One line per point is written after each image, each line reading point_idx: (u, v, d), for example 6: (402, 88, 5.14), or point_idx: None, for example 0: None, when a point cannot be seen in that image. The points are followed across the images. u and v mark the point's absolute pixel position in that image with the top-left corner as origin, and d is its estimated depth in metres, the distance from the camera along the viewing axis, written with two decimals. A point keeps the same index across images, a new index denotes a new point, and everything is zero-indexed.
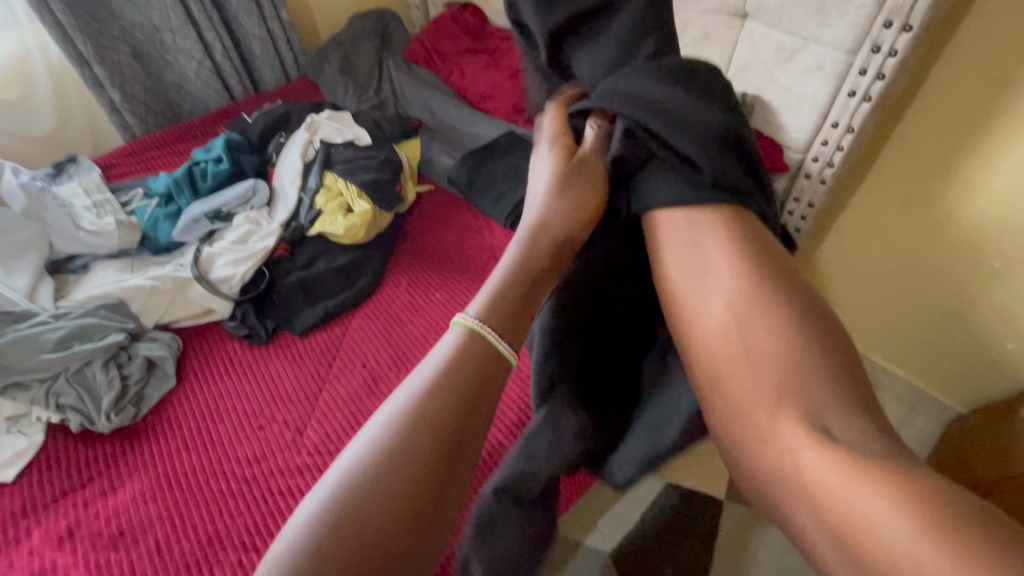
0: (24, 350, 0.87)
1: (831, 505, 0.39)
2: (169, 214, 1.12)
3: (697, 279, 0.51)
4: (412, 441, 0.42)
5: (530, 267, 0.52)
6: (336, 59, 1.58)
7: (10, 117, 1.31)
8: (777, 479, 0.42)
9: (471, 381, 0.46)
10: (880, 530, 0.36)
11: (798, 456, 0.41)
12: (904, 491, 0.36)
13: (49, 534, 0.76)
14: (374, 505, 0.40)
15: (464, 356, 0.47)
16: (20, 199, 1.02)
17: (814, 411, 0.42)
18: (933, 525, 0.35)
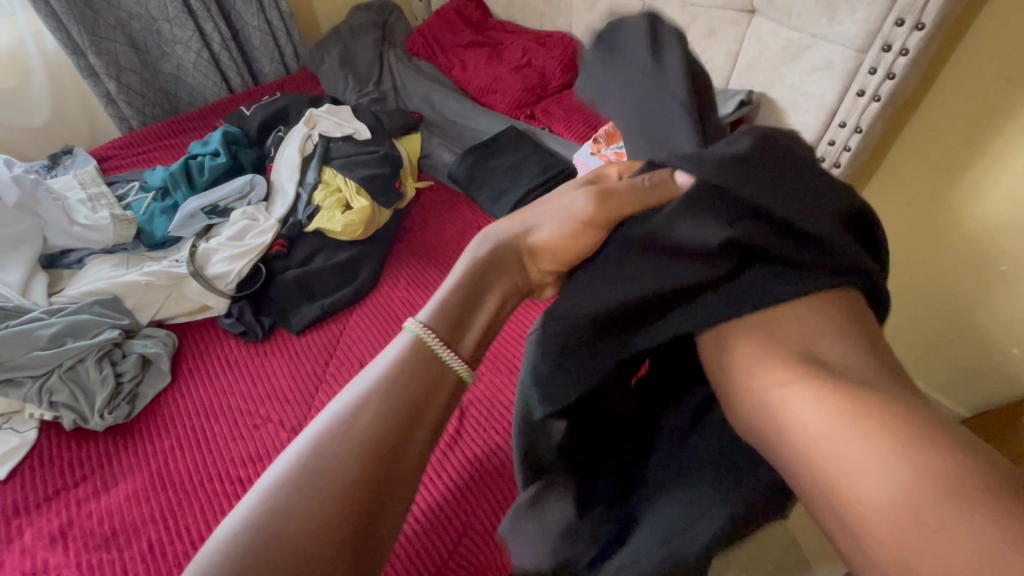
0: (15, 346, 0.86)
1: (817, 446, 0.35)
2: (166, 208, 1.10)
3: (742, 335, 0.43)
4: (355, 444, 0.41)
5: (481, 267, 0.52)
6: (336, 51, 1.56)
7: (5, 108, 1.29)
8: (762, 420, 0.39)
9: (418, 381, 0.45)
10: (865, 472, 0.32)
11: (781, 388, 0.38)
12: (899, 429, 0.32)
13: (40, 534, 0.75)
14: (312, 514, 0.38)
15: (410, 359, 0.46)
16: (14, 192, 0.99)
17: (807, 345, 0.40)
18: (935, 470, 0.30)
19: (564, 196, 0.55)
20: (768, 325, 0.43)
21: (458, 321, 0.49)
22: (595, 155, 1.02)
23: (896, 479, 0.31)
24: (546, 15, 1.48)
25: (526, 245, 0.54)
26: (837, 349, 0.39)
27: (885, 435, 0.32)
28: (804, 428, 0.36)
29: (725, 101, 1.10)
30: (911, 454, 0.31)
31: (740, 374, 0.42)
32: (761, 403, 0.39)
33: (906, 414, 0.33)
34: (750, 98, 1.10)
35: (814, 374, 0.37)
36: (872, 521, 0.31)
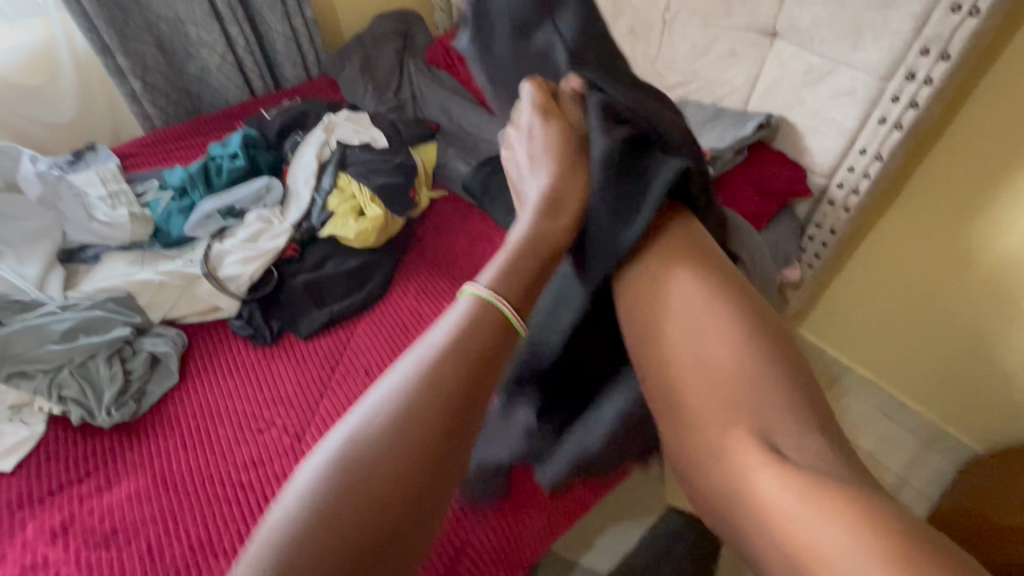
0: (30, 339, 0.87)
1: (795, 539, 0.40)
2: (183, 208, 1.12)
3: (693, 371, 0.50)
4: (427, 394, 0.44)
5: (538, 235, 0.54)
6: (357, 58, 1.59)
7: (32, 103, 1.32)
8: (741, 513, 0.44)
9: (483, 342, 0.48)
10: (840, 561, 0.38)
11: (757, 472, 0.44)
12: (864, 523, 0.38)
13: (42, 528, 0.75)
14: (388, 460, 0.41)
15: (472, 319, 0.49)
16: (37, 187, 1.01)
17: (767, 429, 0.45)
18: (911, 572, 0.35)
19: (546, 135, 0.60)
20: (722, 386, 0.48)
21: (522, 283, 0.52)
22: None
23: (866, 568, 0.37)
24: None
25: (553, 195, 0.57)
26: (793, 428, 0.45)
27: (849, 527, 0.38)
28: (783, 516, 0.42)
29: (743, 123, 1.11)
30: (875, 545, 0.37)
31: (715, 461, 0.47)
32: (739, 483, 0.45)
33: (872, 510, 0.39)
34: (768, 122, 1.10)
35: (780, 463, 0.43)
36: None
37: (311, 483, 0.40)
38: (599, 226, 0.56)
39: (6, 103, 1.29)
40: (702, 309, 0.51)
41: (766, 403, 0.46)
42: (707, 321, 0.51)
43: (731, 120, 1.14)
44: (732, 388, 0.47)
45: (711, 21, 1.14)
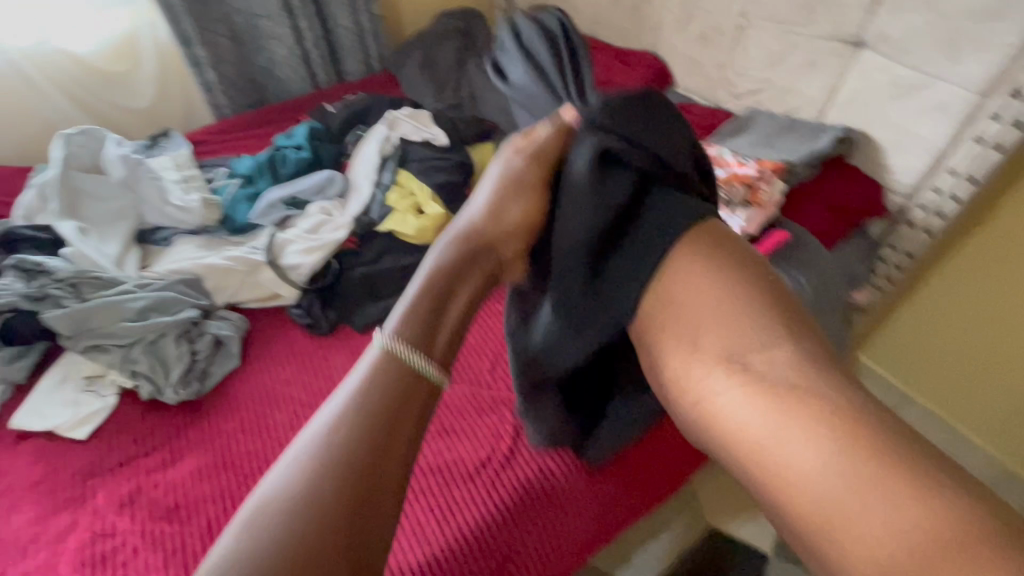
0: (108, 315, 0.91)
1: (808, 483, 0.47)
2: (249, 196, 1.16)
3: (672, 316, 0.58)
4: (337, 456, 0.48)
5: (451, 266, 0.60)
6: (418, 56, 1.61)
7: (115, 89, 1.39)
8: (759, 472, 0.50)
9: (391, 398, 0.52)
10: (797, 457, 0.48)
11: (728, 395, 0.52)
12: (821, 423, 0.48)
13: (111, 497, 0.79)
14: (310, 498, 0.46)
15: (377, 378, 0.53)
16: (121, 169, 1.07)
17: (736, 354, 0.53)
18: (862, 461, 0.46)
19: (503, 171, 0.64)
20: (691, 320, 0.57)
21: (430, 323, 0.57)
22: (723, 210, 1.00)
23: (818, 459, 0.47)
24: (632, 34, 1.48)
25: (478, 234, 0.62)
26: (761, 345, 0.52)
27: (808, 430, 0.48)
28: (792, 466, 0.48)
29: (819, 135, 1.07)
30: (829, 442, 0.47)
31: (719, 419, 0.53)
32: (710, 407, 0.53)
33: (866, 439, 0.46)
34: (847, 135, 1.06)
35: (745, 380, 0.51)
36: (804, 489, 0.47)
37: (234, 535, 0.45)
38: (575, 270, 0.63)
39: (91, 88, 1.36)
40: (689, 276, 0.58)
41: (738, 329, 0.54)
42: (683, 284, 0.58)
43: (803, 133, 1.10)
44: (705, 317, 0.56)
45: (789, 27, 1.10)
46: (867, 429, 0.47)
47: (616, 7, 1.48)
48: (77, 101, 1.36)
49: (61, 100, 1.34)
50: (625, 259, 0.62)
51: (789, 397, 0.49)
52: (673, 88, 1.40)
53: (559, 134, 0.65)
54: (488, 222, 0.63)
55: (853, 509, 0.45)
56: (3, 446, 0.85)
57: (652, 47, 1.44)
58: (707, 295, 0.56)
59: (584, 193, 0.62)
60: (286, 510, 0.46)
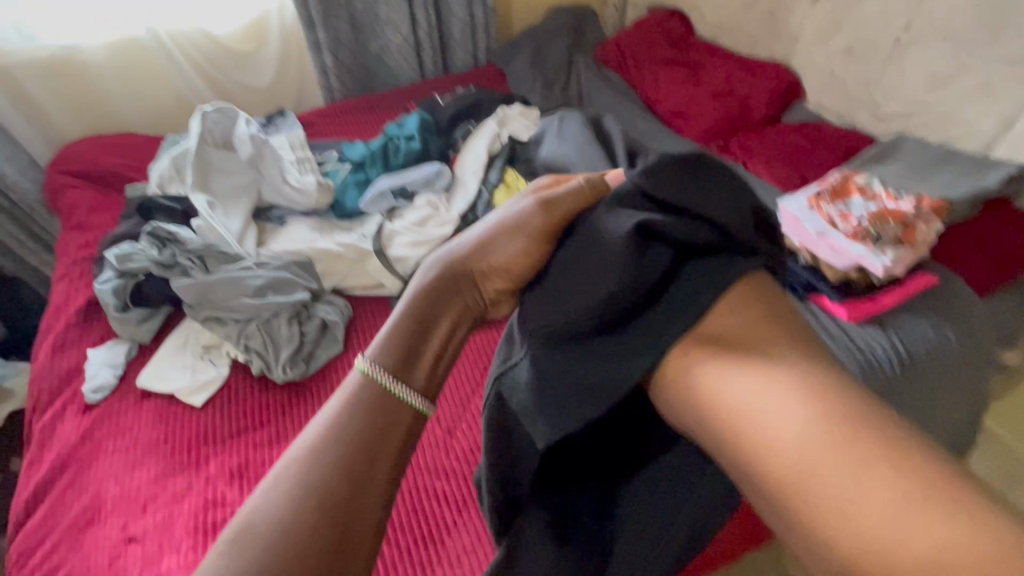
0: (229, 290, 0.94)
1: (779, 442, 0.40)
2: (358, 182, 1.17)
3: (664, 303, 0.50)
4: (311, 491, 0.44)
5: (433, 292, 0.55)
6: (529, 51, 1.58)
7: (240, 67, 1.45)
8: (735, 446, 0.42)
9: (367, 430, 0.47)
10: (773, 424, 0.40)
11: (701, 365, 0.45)
12: (800, 390, 0.41)
13: (223, 467, 0.82)
14: (277, 533, 0.42)
15: (354, 404, 0.48)
16: (247, 147, 1.09)
17: (711, 326, 0.47)
18: (842, 424, 0.39)
19: (513, 211, 0.57)
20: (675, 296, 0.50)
21: (401, 352, 0.51)
22: (853, 243, 0.95)
23: (799, 424, 0.39)
24: (761, 45, 1.42)
25: (469, 269, 0.56)
26: (733, 314, 0.47)
27: (785, 393, 0.41)
28: (762, 427, 0.41)
29: (984, 172, 0.98)
30: (811, 407, 0.40)
31: (687, 382, 0.46)
32: (686, 382, 0.46)
33: (843, 399, 0.40)
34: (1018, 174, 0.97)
35: (721, 352, 0.45)
36: (787, 465, 0.39)
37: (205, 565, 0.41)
38: (574, 339, 0.51)
39: (219, 63, 1.42)
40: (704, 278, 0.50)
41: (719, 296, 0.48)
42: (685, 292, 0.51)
43: (967, 167, 1.01)
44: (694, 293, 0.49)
45: (964, 48, 1.02)
46: (843, 394, 0.41)
47: (749, 13, 1.42)
48: (206, 77, 1.43)
49: (193, 76, 1.40)
50: (637, 331, 0.49)
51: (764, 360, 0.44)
52: (804, 106, 1.34)
53: (587, 185, 0.57)
54: (482, 257, 0.56)
55: (846, 492, 0.37)
56: (127, 402, 0.89)
57: (785, 58, 1.38)
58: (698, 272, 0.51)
59: (604, 250, 0.51)
60: (249, 543, 0.41)
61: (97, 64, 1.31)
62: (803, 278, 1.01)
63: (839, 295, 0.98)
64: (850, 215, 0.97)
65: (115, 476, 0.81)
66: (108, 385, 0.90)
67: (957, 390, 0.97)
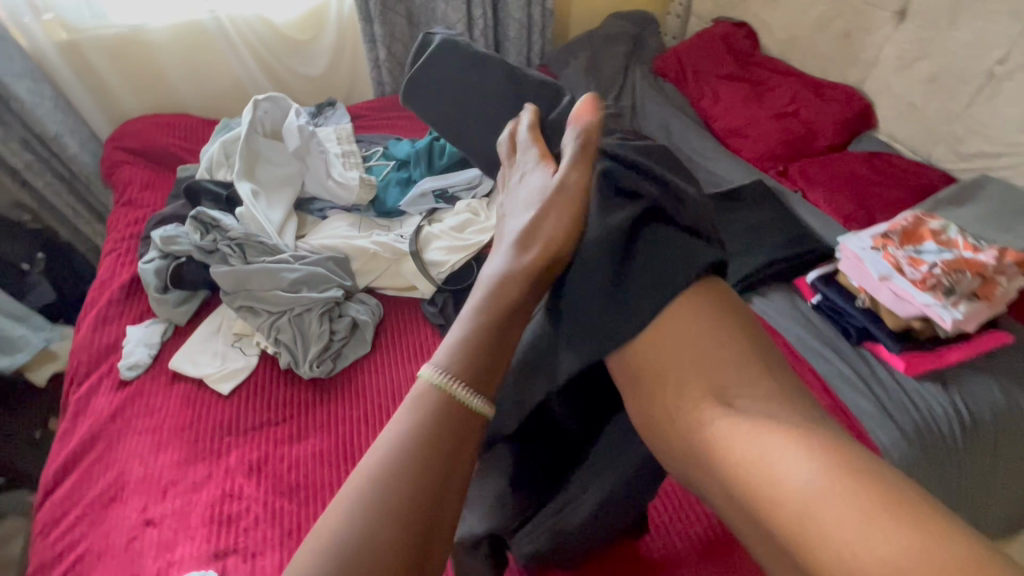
0: (264, 281, 0.94)
1: (786, 497, 0.38)
2: (401, 181, 1.16)
3: (672, 349, 0.49)
4: (394, 491, 0.42)
5: (502, 293, 0.51)
6: (584, 57, 1.55)
7: (296, 55, 1.46)
8: (747, 494, 0.40)
9: (442, 431, 0.45)
10: (781, 474, 0.39)
11: (711, 419, 0.44)
12: (805, 439, 0.40)
13: (243, 460, 0.82)
14: (366, 540, 0.41)
15: (428, 412, 0.46)
16: (295, 139, 1.10)
17: (716, 382, 0.46)
18: (843, 473, 0.37)
19: (532, 190, 0.56)
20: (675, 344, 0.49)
21: (475, 363, 0.48)
22: (918, 291, 0.87)
23: (808, 479, 0.38)
24: (832, 67, 1.35)
25: (513, 252, 0.53)
26: (732, 367, 0.46)
27: (787, 440, 0.40)
28: (761, 475, 0.40)
29: None
30: (814, 457, 0.39)
31: (693, 428, 0.45)
32: (698, 434, 0.45)
33: (839, 446, 0.39)
34: None
35: (728, 409, 0.44)
36: (798, 515, 0.37)
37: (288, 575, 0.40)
38: (583, 318, 0.51)
39: (277, 51, 1.44)
40: (705, 322, 0.49)
41: (718, 345, 0.48)
42: (679, 319, 0.49)
43: None
44: (698, 347, 0.48)
45: None
46: (845, 449, 0.39)
47: (824, 32, 1.35)
48: (263, 64, 1.45)
49: (250, 62, 1.42)
50: (640, 294, 0.51)
51: (759, 413, 0.43)
52: (874, 136, 1.27)
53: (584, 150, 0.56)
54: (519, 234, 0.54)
55: (865, 544, 0.35)
56: (159, 382, 0.91)
57: (858, 83, 1.30)
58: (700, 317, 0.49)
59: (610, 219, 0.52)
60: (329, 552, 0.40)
61: (160, 44, 1.34)
62: (859, 321, 0.95)
63: (900, 345, 0.90)
64: (920, 261, 0.89)
65: (140, 456, 0.82)
66: (143, 363, 0.92)
67: (1021, 463, 0.89)
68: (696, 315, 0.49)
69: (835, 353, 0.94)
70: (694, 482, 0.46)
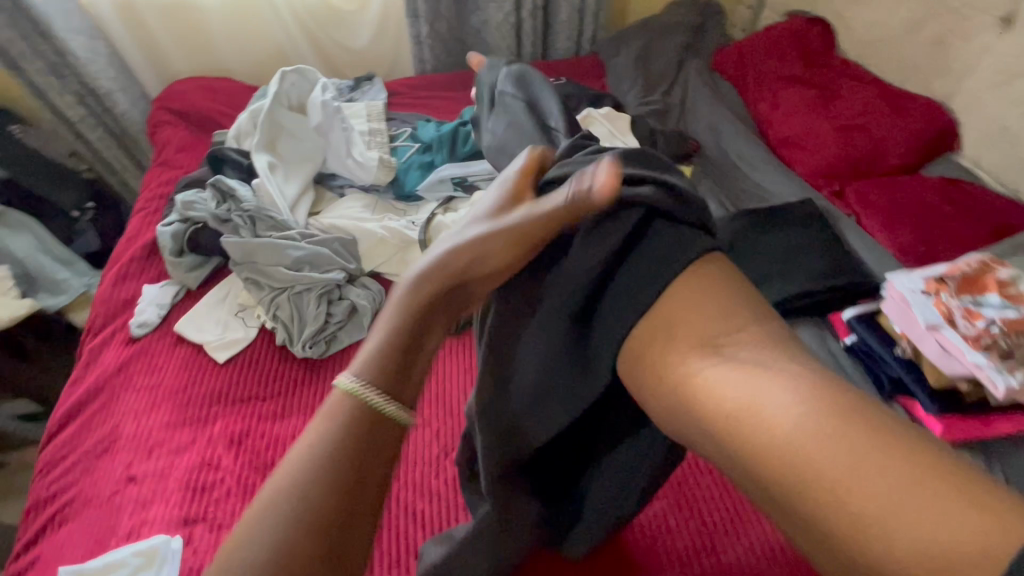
0: (269, 256, 0.95)
1: (775, 441, 0.36)
2: (422, 164, 1.12)
3: (666, 308, 0.46)
4: (310, 502, 0.39)
5: (425, 308, 0.46)
6: (636, 46, 1.44)
7: (340, 27, 1.45)
8: (741, 440, 0.38)
9: (363, 447, 0.41)
10: (774, 417, 0.37)
11: (706, 370, 0.41)
12: (808, 389, 0.37)
13: (226, 431, 0.83)
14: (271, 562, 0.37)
15: (341, 422, 0.42)
16: (319, 114, 1.11)
17: (708, 335, 0.43)
18: (843, 419, 0.36)
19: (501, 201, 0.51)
20: (671, 307, 0.46)
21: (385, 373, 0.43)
22: (976, 352, 0.75)
23: (797, 419, 0.36)
24: (917, 79, 1.19)
25: (451, 267, 0.47)
26: (724, 316, 0.44)
27: (788, 383, 0.38)
28: (759, 425, 0.37)
29: None
30: (811, 399, 0.37)
31: (684, 383, 0.41)
32: (687, 388, 0.41)
33: (839, 396, 0.37)
34: None
35: (723, 359, 0.41)
36: (790, 457, 0.35)
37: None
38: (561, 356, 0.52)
39: (322, 22, 1.43)
40: (702, 289, 0.46)
41: (716, 296, 0.45)
42: (681, 287, 0.46)
43: None
44: (697, 299, 0.45)
45: None
46: (847, 393, 0.37)
47: (912, 36, 1.19)
48: (308, 34, 1.45)
49: (294, 30, 1.43)
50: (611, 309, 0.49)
51: (750, 359, 0.40)
52: (954, 161, 1.12)
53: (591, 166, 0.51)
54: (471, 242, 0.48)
55: (862, 484, 0.34)
56: (163, 343, 0.94)
57: (943, 98, 1.14)
58: (698, 277, 0.46)
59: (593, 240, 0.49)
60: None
61: (207, 7, 1.36)
62: (894, 370, 0.84)
63: (938, 406, 0.79)
64: (979, 316, 0.77)
65: (134, 413, 0.85)
66: (152, 323, 0.96)
67: None
68: (697, 285, 0.46)
69: None
70: (681, 436, 0.43)
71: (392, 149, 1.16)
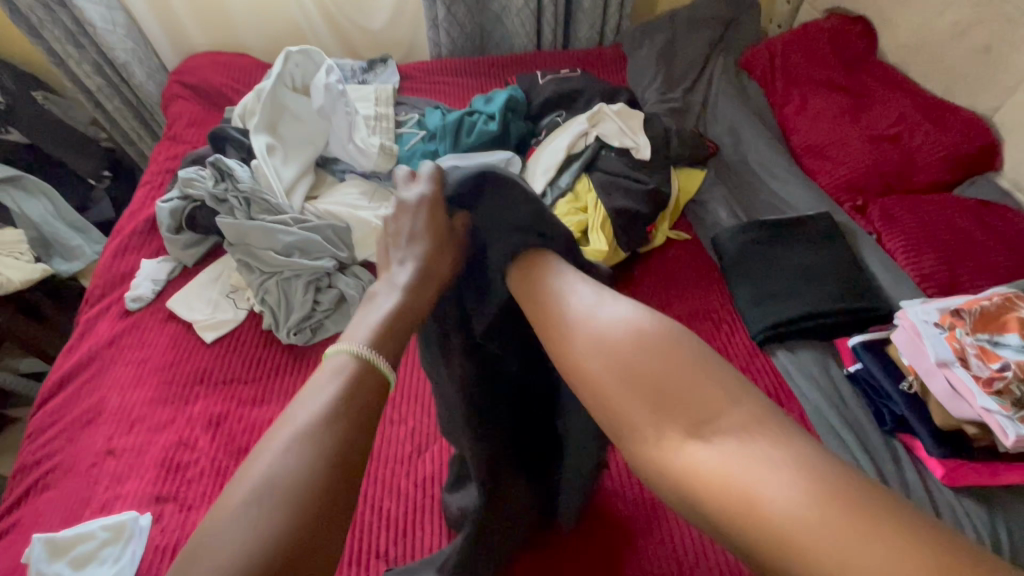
0: (260, 239, 0.94)
1: (772, 531, 0.30)
2: (425, 153, 1.11)
3: (639, 366, 0.37)
4: (242, 534, 0.35)
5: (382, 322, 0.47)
6: (661, 39, 1.38)
7: (357, 7, 1.42)
8: (737, 530, 0.31)
9: (308, 477, 0.37)
10: (766, 499, 0.30)
11: (688, 449, 0.34)
12: (802, 468, 0.31)
13: (205, 412, 0.84)
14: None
15: (293, 453, 0.38)
16: (321, 96, 1.08)
17: (691, 406, 0.35)
18: (844, 501, 0.29)
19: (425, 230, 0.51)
20: (644, 363, 0.37)
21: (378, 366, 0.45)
22: (987, 396, 0.70)
23: (793, 503, 0.29)
24: (961, 89, 1.10)
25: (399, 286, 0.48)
26: (703, 380, 0.36)
27: (782, 464, 0.31)
28: (748, 507, 0.30)
29: None
30: (808, 482, 0.30)
31: (666, 463, 0.34)
32: (670, 470, 0.34)
33: (830, 466, 0.31)
34: None
35: (706, 437, 0.34)
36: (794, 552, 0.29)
37: None
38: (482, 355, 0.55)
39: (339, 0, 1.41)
40: (677, 345, 0.38)
41: (692, 352, 0.37)
42: (656, 341, 0.38)
43: None
44: (672, 354, 0.37)
45: None
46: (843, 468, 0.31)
47: (959, 42, 1.09)
48: (325, 13, 1.43)
49: (311, 8, 1.41)
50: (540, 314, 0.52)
51: (735, 434, 0.33)
52: (993, 182, 1.03)
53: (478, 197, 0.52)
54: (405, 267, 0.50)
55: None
56: (155, 319, 0.95)
57: (987, 113, 1.05)
58: (668, 327, 0.39)
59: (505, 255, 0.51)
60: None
61: None
62: (899, 408, 0.79)
63: (941, 449, 0.74)
64: (994, 356, 0.72)
65: (120, 387, 0.87)
66: (146, 298, 0.97)
67: None
68: (674, 341, 0.38)
69: (861, 441, 0.78)
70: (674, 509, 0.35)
71: (398, 134, 1.14)
